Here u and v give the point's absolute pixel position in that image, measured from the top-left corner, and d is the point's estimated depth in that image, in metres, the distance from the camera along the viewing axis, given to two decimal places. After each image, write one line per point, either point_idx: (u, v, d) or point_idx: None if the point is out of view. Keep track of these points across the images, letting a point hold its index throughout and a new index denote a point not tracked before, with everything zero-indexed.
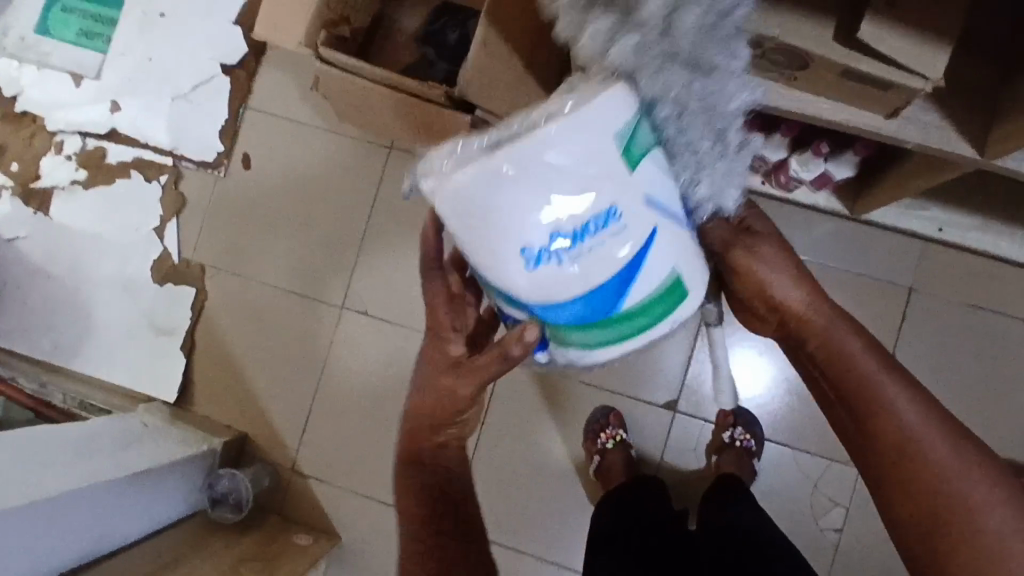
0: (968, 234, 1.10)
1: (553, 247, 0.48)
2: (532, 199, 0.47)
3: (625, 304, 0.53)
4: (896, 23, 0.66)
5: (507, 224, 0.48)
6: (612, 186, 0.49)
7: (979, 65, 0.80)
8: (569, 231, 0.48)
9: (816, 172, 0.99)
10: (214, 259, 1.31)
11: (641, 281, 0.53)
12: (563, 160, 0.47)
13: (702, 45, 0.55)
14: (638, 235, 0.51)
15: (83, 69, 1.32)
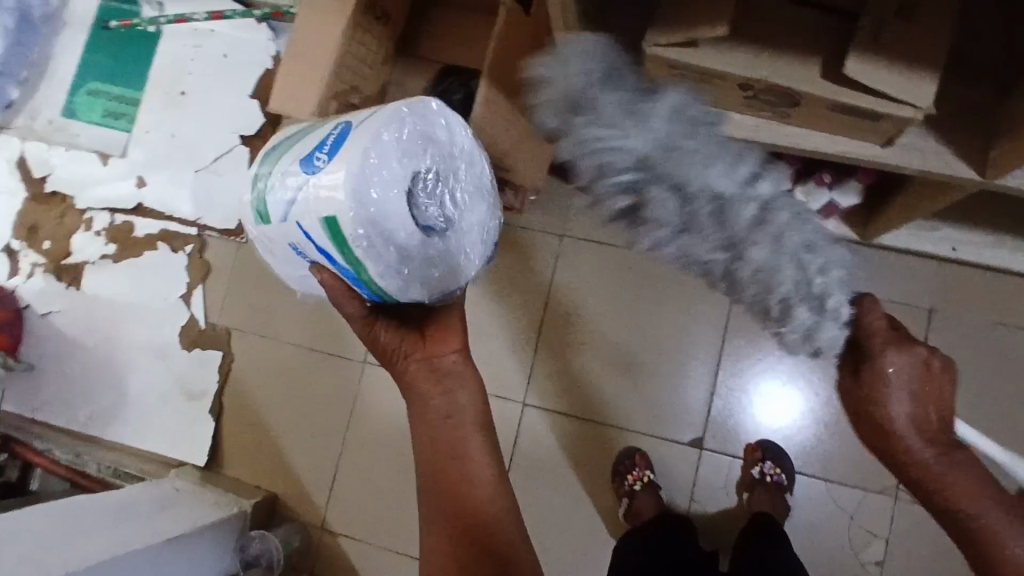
0: (984, 252, 1.08)
1: (303, 255, 0.68)
2: (289, 265, 0.72)
3: (340, 258, 0.64)
4: (877, 58, 0.69)
5: (299, 271, 0.72)
6: (278, 233, 0.67)
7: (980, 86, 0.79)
8: (300, 251, 0.68)
9: (822, 202, 1.01)
10: (238, 323, 1.35)
11: (332, 250, 0.64)
12: (268, 241, 0.70)
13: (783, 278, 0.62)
14: (297, 229, 0.64)
15: (109, 148, 1.39)
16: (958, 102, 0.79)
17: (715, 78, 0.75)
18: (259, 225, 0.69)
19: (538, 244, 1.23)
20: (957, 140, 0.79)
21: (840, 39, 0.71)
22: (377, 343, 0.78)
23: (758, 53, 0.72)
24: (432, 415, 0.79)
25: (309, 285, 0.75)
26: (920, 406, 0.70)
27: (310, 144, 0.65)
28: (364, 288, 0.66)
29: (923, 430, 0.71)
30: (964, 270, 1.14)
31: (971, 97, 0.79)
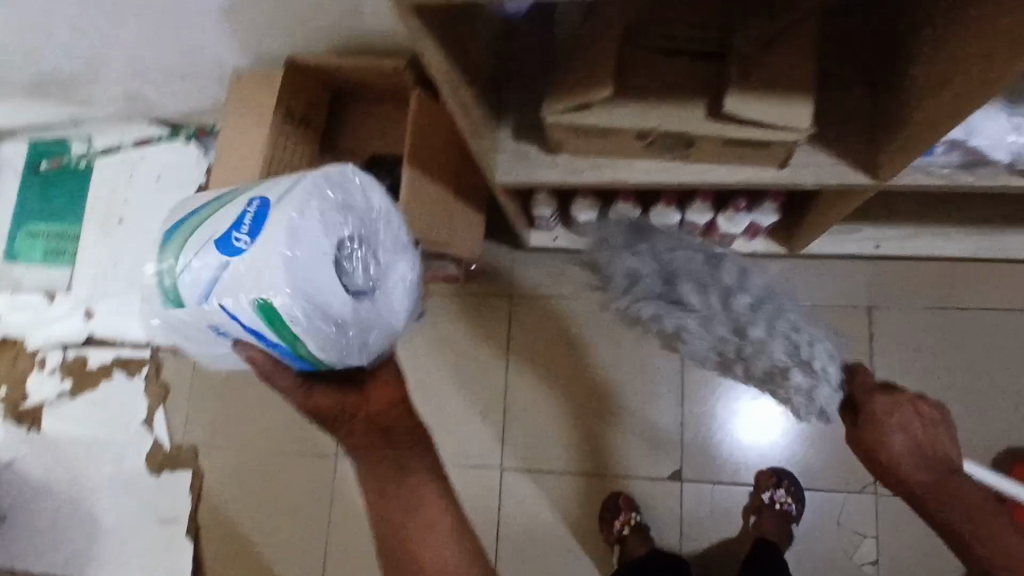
0: (906, 244, 1.11)
1: (223, 331, 0.66)
2: (208, 341, 0.70)
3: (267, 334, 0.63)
4: (749, 92, 0.75)
5: (213, 345, 0.69)
6: (204, 312, 0.65)
7: (862, 93, 0.84)
8: (222, 328, 0.66)
9: (744, 224, 1.08)
10: (204, 437, 1.33)
11: (265, 329, 0.63)
12: (181, 317, 0.68)
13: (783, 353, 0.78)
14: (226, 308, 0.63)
15: (54, 285, 1.39)
16: (846, 108, 0.84)
17: (610, 131, 0.81)
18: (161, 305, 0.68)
19: (494, 307, 1.28)
20: (847, 147, 0.83)
21: (715, 80, 0.78)
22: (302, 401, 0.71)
23: (644, 104, 0.78)
24: (373, 467, 0.76)
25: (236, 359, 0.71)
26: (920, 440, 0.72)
27: (224, 223, 0.64)
28: (299, 360, 0.66)
29: (930, 481, 0.71)
30: (893, 263, 1.20)
31: (856, 102, 0.83)
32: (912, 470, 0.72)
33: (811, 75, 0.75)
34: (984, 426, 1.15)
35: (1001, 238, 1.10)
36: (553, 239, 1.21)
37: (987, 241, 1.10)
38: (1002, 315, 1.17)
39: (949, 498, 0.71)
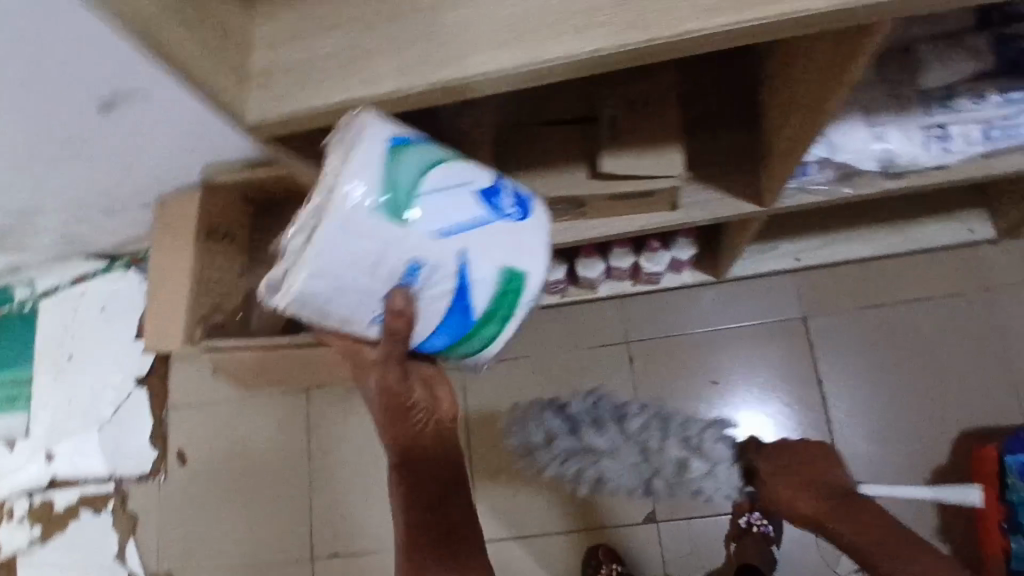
0: (823, 253, 1.15)
1: (410, 275, 0.53)
2: (351, 271, 0.51)
3: (477, 313, 0.58)
4: (620, 149, 0.79)
5: (331, 291, 0.51)
6: (439, 245, 0.53)
7: (736, 128, 0.88)
8: (418, 268, 0.53)
9: (666, 262, 1.12)
10: (180, 560, 1.32)
11: (475, 290, 0.57)
12: (393, 233, 0.51)
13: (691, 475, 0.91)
14: (449, 271, 0.54)
15: (12, 432, 1.39)
16: (722, 146, 0.88)
17: None
18: (343, 224, 0.49)
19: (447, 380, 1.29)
20: (730, 182, 0.88)
21: (591, 143, 0.82)
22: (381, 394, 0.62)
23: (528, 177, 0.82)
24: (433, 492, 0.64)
25: (357, 316, 0.55)
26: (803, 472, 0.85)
27: (480, 176, 0.57)
28: (455, 335, 0.59)
29: (819, 504, 0.82)
30: (819, 271, 1.21)
31: (731, 138, 0.88)
32: (805, 493, 0.83)
33: (676, 124, 0.80)
34: (937, 415, 1.16)
35: (909, 230, 1.14)
36: None
37: (896, 236, 1.14)
38: (933, 303, 1.19)
39: (842, 518, 0.82)
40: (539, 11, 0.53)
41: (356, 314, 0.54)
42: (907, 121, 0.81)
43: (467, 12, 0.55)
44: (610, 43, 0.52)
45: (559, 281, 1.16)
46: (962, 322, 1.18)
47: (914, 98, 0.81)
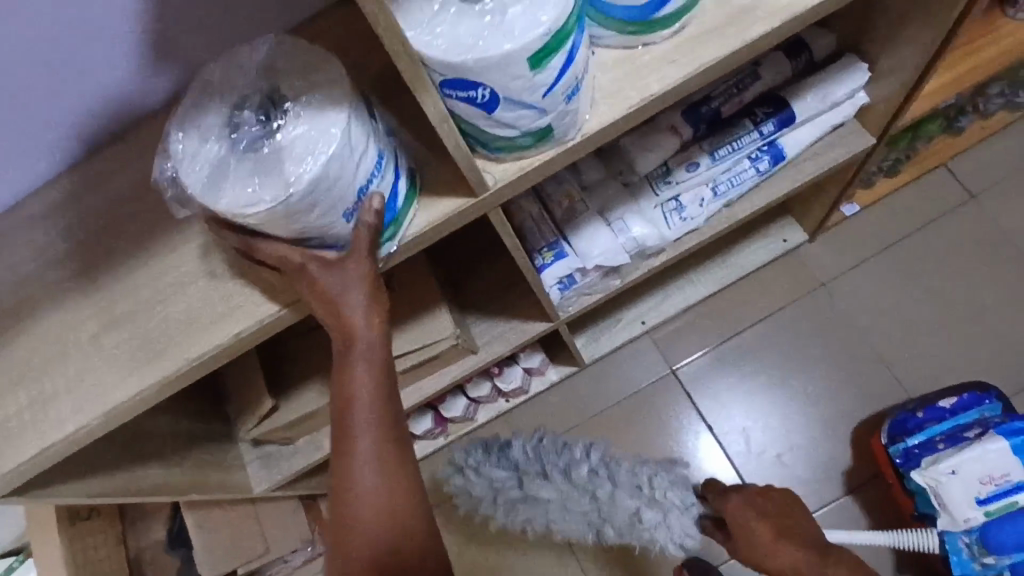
0: (663, 308, 1.19)
1: (377, 165, 0.43)
2: (338, 161, 0.39)
3: (395, 207, 0.47)
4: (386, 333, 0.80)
5: (325, 191, 0.40)
6: (376, 133, 0.43)
7: (503, 256, 0.90)
8: (378, 161, 0.43)
9: (519, 375, 1.12)
10: None
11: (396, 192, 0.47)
12: (363, 133, 0.41)
13: (636, 500, 1.06)
14: (391, 166, 0.45)
15: None
16: (497, 277, 0.90)
17: (303, 419, 0.84)
18: (319, 118, 0.39)
19: None
20: (515, 310, 0.89)
21: None
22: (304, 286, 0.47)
23: (312, 384, 0.81)
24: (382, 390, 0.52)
25: (330, 211, 0.41)
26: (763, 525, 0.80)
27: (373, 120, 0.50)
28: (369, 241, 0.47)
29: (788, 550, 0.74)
30: (673, 324, 1.23)
31: (502, 267, 0.89)
32: (782, 545, 0.76)
33: (432, 287, 0.80)
34: (831, 419, 1.16)
35: (730, 260, 1.18)
36: None
37: (724, 270, 1.18)
38: (785, 314, 1.20)
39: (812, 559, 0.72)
40: (185, 313, 0.53)
41: (333, 203, 0.41)
42: (639, 207, 0.84)
43: (125, 333, 0.55)
44: (245, 326, 0.52)
45: (431, 427, 1.16)
46: (818, 323, 1.19)
47: (638, 186, 0.84)
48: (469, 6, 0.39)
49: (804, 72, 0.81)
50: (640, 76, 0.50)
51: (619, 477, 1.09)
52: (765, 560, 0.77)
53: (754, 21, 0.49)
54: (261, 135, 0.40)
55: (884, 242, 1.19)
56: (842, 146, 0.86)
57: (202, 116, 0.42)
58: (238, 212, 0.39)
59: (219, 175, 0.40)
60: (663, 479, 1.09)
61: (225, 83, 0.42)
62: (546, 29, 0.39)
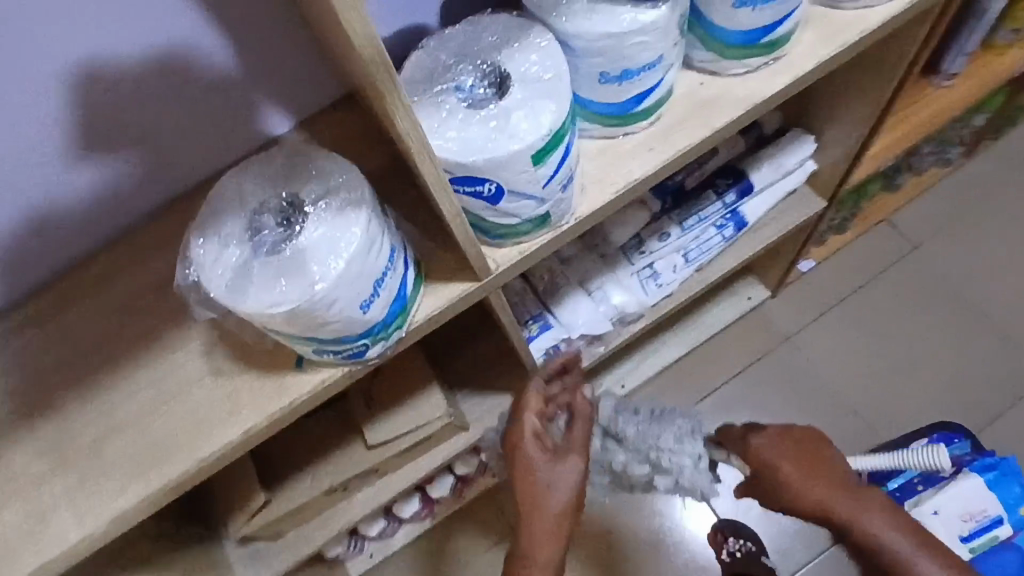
0: (639, 370, 1.23)
1: (391, 260, 0.45)
2: (360, 258, 0.41)
3: (406, 293, 0.49)
4: (381, 414, 0.80)
5: (347, 287, 0.42)
6: (390, 230, 0.45)
7: (489, 332, 0.92)
8: (392, 255, 0.45)
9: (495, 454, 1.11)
10: None
11: (407, 281, 0.49)
12: (381, 231, 0.43)
13: (648, 445, 0.94)
14: (403, 258, 0.48)
15: None
16: (483, 352, 0.91)
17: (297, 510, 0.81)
18: (341, 219, 0.41)
19: None
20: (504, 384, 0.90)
21: (353, 420, 0.82)
22: (516, 458, 0.72)
23: (309, 473, 0.81)
24: (560, 522, 0.70)
25: (350, 306, 0.43)
26: (795, 462, 0.77)
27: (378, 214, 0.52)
28: (385, 329, 0.49)
29: (834, 491, 0.75)
30: (651, 386, 1.25)
31: (489, 342, 0.91)
32: (812, 484, 0.75)
33: (425, 367, 0.82)
34: None
35: (697, 323, 1.24)
36: (371, 556, 1.21)
37: (695, 330, 1.24)
38: (756, 368, 1.25)
39: (859, 504, 0.74)
40: (194, 412, 0.53)
41: (354, 298, 0.43)
42: (617, 276, 0.88)
43: (129, 436, 0.54)
44: (255, 420, 0.52)
45: (418, 508, 1.15)
46: (788, 375, 1.23)
47: (614, 256, 0.88)
48: (475, 111, 0.43)
49: (757, 146, 0.88)
50: (623, 163, 0.54)
51: (631, 436, 0.96)
52: (797, 498, 0.76)
53: (720, 110, 0.55)
54: (284, 235, 0.42)
55: (839, 295, 1.26)
56: (797, 208, 0.93)
57: (222, 219, 0.43)
58: (264, 310, 0.40)
59: (243, 275, 0.41)
60: (666, 438, 0.93)
61: (243, 186, 0.44)
62: (547, 130, 0.43)
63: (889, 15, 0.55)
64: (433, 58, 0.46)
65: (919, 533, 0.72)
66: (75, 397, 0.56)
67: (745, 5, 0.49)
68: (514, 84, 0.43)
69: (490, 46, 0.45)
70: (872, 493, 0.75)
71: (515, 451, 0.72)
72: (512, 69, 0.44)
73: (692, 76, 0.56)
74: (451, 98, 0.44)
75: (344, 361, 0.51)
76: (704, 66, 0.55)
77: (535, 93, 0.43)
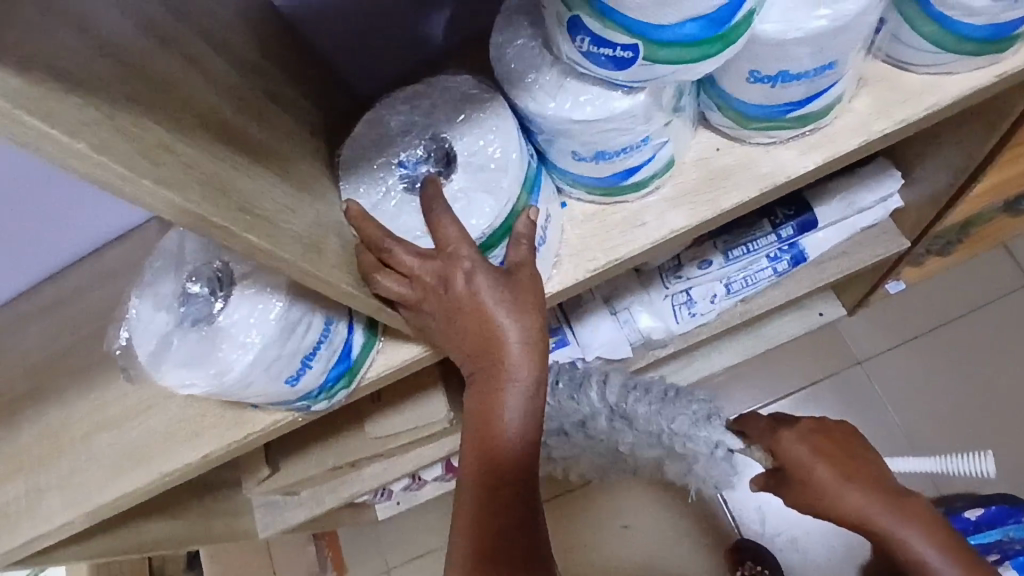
0: (683, 373, 1.08)
1: (322, 338, 0.42)
2: (270, 348, 0.40)
3: (351, 356, 0.46)
4: (385, 410, 0.81)
5: (257, 374, 0.40)
6: (325, 309, 0.42)
7: None
8: (323, 332, 0.42)
9: None
10: None
11: (354, 347, 0.46)
12: (302, 313, 0.41)
13: (664, 422, 0.81)
14: (344, 326, 0.44)
15: None
16: None
17: (304, 480, 0.86)
18: (258, 306, 0.40)
19: None
20: None
21: (359, 409, 0.83)
22: (449, 292, 0.39)
23: (315, 452, 0.84)
24: (527, 416, 0.42)
25: (270, 385, 0.42)
26: (832, 464, 0.61)
27: None
28: (327, 391, 0.47)
29: (880, 497, 0.60)
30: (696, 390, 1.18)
31: None
32: (851, 486, 0.60)
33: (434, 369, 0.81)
34: None
35: (757, 332, 1.11)
36: (399, 504, 1.20)
37: (753, 341, 1.11)
38: (819, 389, 1.13)
39: (906, 512, 0.60)
40: (166, 426, 0.56)
41: (271, 379, 0.41)
42: (647, 299, 0.80)
43: (114, 436, 0.57)
44: (213, 447, 0.53)
45: (443, 473, 1.12)
46: (852, 402, 1.11)
47: (649, 276, 0.81)
48: (411, 198, 0.41)
49: (831, 173, 0.76)
50: (609, 237, 0.48)
51: (638, 417, 0.82)
52: (832, 506, 0.61)
53: (731, 185, 0.46)
54: (208, 309, 0.41)
55: (927, 325, 1.12)
56: (872, 246, 0.80)
57: (161, 279, 0.43)
58: (178, 386, 0.41)
59: (164, 345, 0.42)
60: (683, 420, 0.81)
61: (187, 249, 0.43)
62: (481, 230, 0.40)
63: (969, 86, 0.45)
64: (380, 120, 0.42)
65: (966, 547, 0.59)
66: (76, 390, 0.60)
67: (760, 80, 0.40)
68: (458, 169, 0.40)
69: (442, 116, 0.42)
70: (911, 499, 0.61)
71: (446, 278, 0.38)
72: (458, 147, 0.40)
73: (710, 139, 0.47)
74: (391, 173, 0.41)
75: (291, 407, 0.50)
76: (724, 130, 0.46)
77: (477, 182, 0.40)
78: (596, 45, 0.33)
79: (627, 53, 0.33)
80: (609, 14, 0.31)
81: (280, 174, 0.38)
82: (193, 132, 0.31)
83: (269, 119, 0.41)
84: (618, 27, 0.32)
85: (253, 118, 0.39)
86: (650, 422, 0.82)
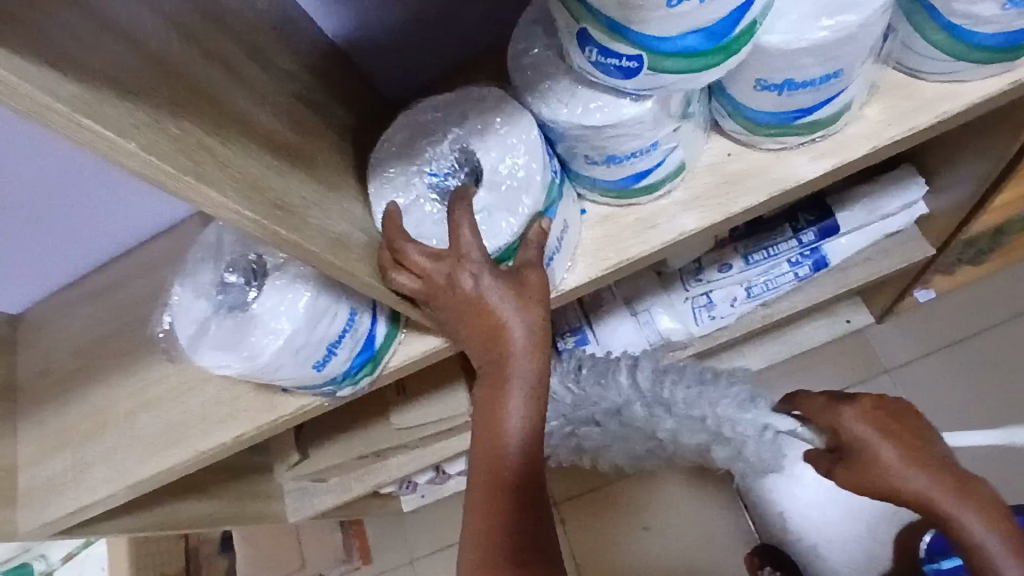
0: None
1: (346, 328, 0.45)
2: (297, 334, 0.43)
3: (374, 347, 0.48)
4: (411, 401, 0.84)
5: (285, 358, 0.43)
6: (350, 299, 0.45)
7: None
8: (347, 322, 0.45)
9: None
10: None
11: (377, 338, 0.48)
12: (327, 303, 0.44)
13: (701, 408, 0.71)
14: (367, 318, 0.47)
15: None
16: None
17: (331, 466, 0.89)
18: (288, 294, 0.43)
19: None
20: None
21: (386, 399, 0.86)
22: (458, 294, 0.41)
23: (342, 439, 0.87)
24: (533, 415, 0.44)
25: (297, 370, 0.45)
26: (894, 443, 0.52)
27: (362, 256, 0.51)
28: (352, 379, 0.50)
29: (949, 486, 0.50)
30: None
31: None
32: (914, 470, 0.51)
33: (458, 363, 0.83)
34: None
35: (783, 337, 1.11)
36: (423, 496, 1.24)
37: (778, 346, 1.11)
38: None
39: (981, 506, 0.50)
40: (203, 407, 0.59)
41: (298, 365, 0.44)
42: (668, 300, 0.82)
43: (155, 415, 0.61)
44: (245, 428, 0.57)
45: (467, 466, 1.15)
46: None
47: (670, 278, 0.82)
48: (439, 211, 0.44)
49: (855, 179, 0.77)
50: (622, 239, 0.50)
51: (677, 403, 0.72)
52: (890, 489, 0.51)
53: (742, 189, 0.48)
54: (244, 298, 0.45)
55: (958, 334, 1.10)
56: (898, 252, 0.80)
57: (202, 270, 0.47)
58: (212, 368, 0.44)
59: (202, 330, 0.45)
60: (725, 402, 0.69)
61: (226, 244, 0.47)
62: (501, 244, 0.42)
63: (983, 94, 0.45)
64: (413, 133, 0.45)
65: None
66: (122, 372, 0.64)
67: (768, 88, 0.41)
68: (483, 188, 0.43)
69: (471, 131, 0.44)
70: (986, 489, 0.51)
71: (455, 287, 0.41)
72: (483, 161, 0.43)
73: (722, 144, 0.49)
74: (420, 180, 0.44)
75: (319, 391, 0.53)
76: (736, 137, 0.48)
77: (497, 199, 0.42)
78: (604, 55, 0.35)
79: (632, 63, 0.35)
80: (614, 27, 0.33)
81: (311, 173, 0.41)
82: (231, 134, 0.34)
83: (303, 122, 0.44)
84: (622, 39, 0.34)
85: (287, 122, 0.42)
86: (688, 409, 0.72)
